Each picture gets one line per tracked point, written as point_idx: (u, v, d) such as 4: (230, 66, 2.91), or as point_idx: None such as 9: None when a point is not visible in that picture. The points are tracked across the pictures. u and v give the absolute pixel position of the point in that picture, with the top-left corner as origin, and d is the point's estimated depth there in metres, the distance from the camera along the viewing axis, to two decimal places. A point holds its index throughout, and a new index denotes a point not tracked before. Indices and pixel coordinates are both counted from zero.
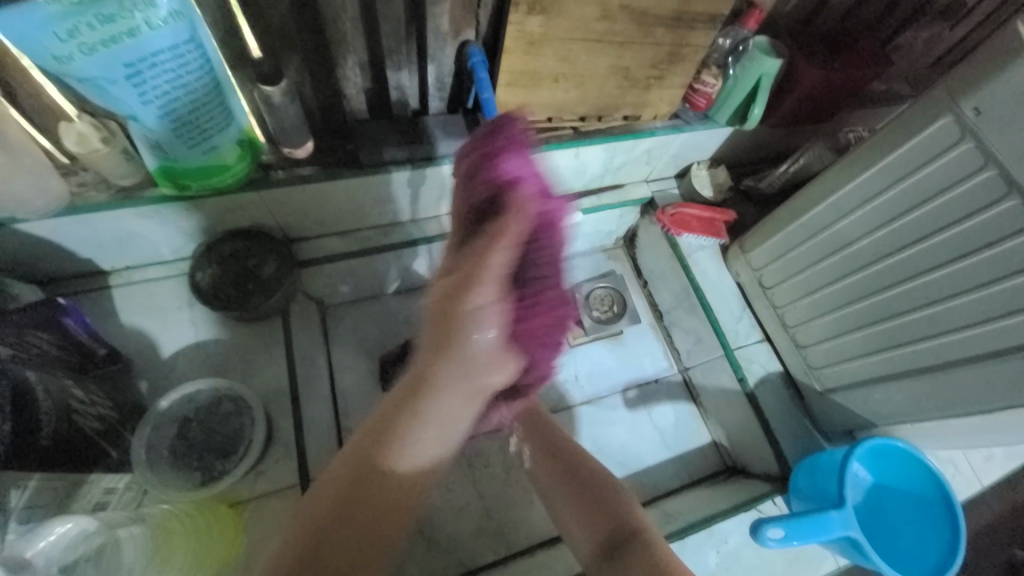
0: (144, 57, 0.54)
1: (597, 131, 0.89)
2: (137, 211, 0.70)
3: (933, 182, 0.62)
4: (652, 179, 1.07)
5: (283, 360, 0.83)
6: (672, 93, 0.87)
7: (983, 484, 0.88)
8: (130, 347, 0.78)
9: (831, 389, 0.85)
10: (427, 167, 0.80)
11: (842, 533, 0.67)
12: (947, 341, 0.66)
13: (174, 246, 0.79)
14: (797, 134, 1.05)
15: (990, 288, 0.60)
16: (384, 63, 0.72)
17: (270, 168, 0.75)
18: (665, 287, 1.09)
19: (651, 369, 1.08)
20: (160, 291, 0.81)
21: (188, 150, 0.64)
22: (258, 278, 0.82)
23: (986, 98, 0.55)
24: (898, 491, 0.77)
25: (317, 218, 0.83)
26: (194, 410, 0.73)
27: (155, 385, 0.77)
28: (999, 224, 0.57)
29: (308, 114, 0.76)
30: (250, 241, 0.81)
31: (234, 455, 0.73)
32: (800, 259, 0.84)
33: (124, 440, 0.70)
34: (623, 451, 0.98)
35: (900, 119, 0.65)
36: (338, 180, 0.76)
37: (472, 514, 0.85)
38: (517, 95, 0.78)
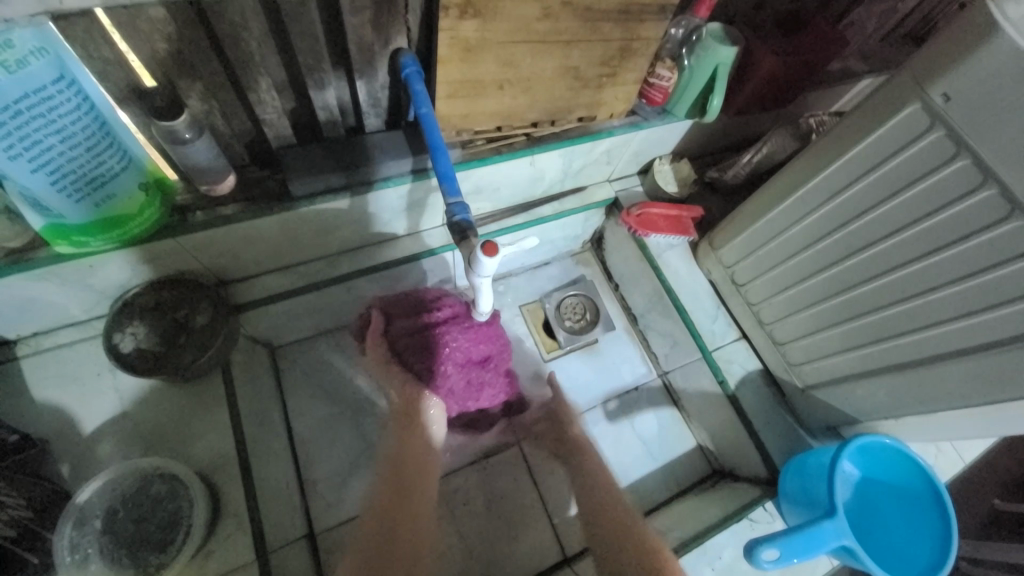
0: (5, 106, 0.45)
1: (551, 135, 0.83)
2: (29, 275, 0.60)
3: (904, 173, 0.59)
4: (614, 179, 1.02)
5: (229, 419, 0.75)
6: (627, 90, 0.82)
7: (967, 462, 0.88)
8: (46, 425, 0.69)
9: (812, 386, 0.83)
10: (371, 193, 0.73)
11: (836, 543, 0.65)
12: (927, 336, 0.64)
13: (86, 305, 0.70)
14: (758, 120, 1.01)
15: (967, 282, 0.57)
16: (306, 82, 0.64)
17: (187, 210, 0.66)
18: (637, 289, 1.05)
19: (630, 377, 1.05)
20: (76, 356, 0.72)
21: (77, 203, 0.56)
22: (190, 331, 0.74)
23: (955, 83, 0.51)
24: (884, 485, 0.76)
25: (252, 257, 0.75)
26: (122, 498, 0.65)
27: (80, 467, 0.69)
28: (974, 217, 0.54)
29: (225, 144, 0.67)
30: (179, 290, 0.73)
31: (171, 545, 0.64)
32: (772, 255, 0.81)
33: (45, 541, 0.61)
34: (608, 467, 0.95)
35: (866, 106, 0.61)
36: (266, 217, 0.68)
37: (455, 555, 0.82)
38: (461, 106, 0.72)
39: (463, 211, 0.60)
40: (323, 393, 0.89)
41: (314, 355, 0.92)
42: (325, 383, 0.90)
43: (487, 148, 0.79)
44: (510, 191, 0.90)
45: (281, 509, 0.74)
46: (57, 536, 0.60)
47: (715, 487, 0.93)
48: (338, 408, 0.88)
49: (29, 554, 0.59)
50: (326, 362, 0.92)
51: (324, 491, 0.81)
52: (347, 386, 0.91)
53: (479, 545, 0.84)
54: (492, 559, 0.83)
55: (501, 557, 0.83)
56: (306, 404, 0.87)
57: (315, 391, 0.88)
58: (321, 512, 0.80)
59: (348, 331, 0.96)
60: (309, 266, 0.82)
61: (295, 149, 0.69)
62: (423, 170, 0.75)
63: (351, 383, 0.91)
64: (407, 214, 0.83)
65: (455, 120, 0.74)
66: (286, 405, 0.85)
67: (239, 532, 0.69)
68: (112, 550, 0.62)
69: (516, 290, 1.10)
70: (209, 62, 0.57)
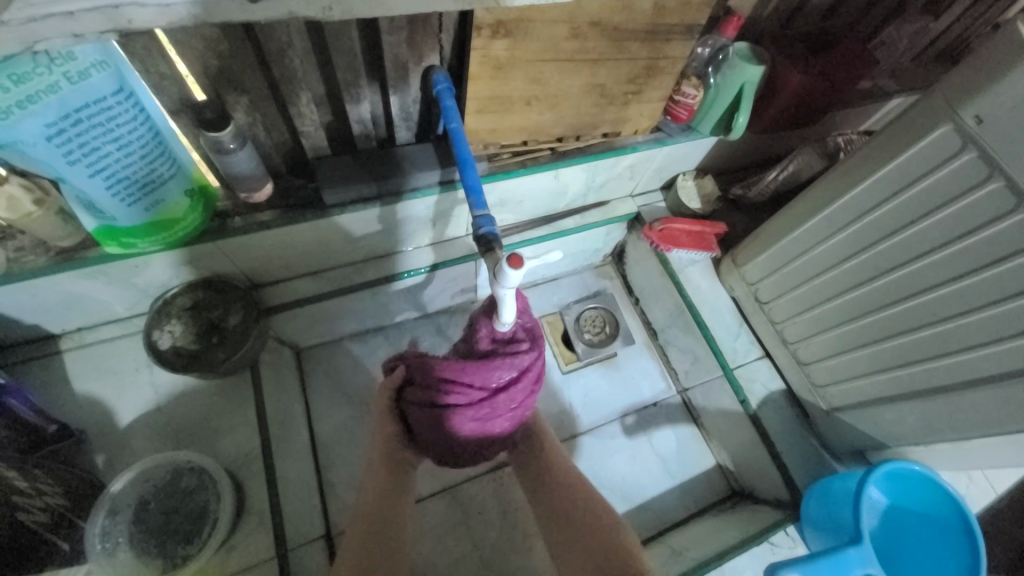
0: (66, 114, 0.49)
1: (575, 150, 0.85)
2: (79, 273, 0.64)
3: (935, 193, 0.58)
4: (636, 194, 1.03)
5: (254, 418, 0.78)
6: (652, 107, 0.83)
7: (999, 491, 0.85)
8: (85, 416, 0.72)
9: (837, 408, 0.81)
10: (399, 202, 0.76)
11: (861, 571, 0.63)
12: (959, 360, 0.62)
13: (128, 303, 0.74)
14: (784, 139, 1.01)
15: (1000, 306, 0.56)
16: (342, 97, 0.67)
17: (227, 216, 0.69)
18: (657, 304, 1.05)
19: (649, 393, 1.04)
20: (117, 351, 0.76)
21: (129, 207, 0.59)
22: (223, 331, 0.78)
23: (988, 105, 0.51)
24: (913, 515, 0.73)
25: (284, 262, 0.78)
26: (152, 489, 0.67)
27: (114, 458, 0.72)
28: (1008, 239, 0.53)
29: (264, 154, 0.71)
30: (214, 292, 0.76)
31: (197, 537, 0.66)
32: (797, 274, 0.80)
33: (78, 528, 0.64)
34: (624, 483, 0.94)
35: (896, 127, 0.61)
36: (300, 223, 0.71)
37: (468, 564, 0.82)
38: (489, 121, 0.74)
39: (488, 223, 0.61)
40: (345, 396, 0.91)
41: (338, 358, 0.94)
42: (347, 386, 0.92)
43: (512, 162, 0.81)
44: (534, 204, 0.91)
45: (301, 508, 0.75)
46: (89, 524, 0.63)
47: (734, 508, 0.91)
48: (358, 411, 0.90)
49: (59, 540, 0.62)
50: (349, 365, 0.94)
51: (342, 493, 0.83)
52: (367, 390, 0.92)
53: (492, 555, 0.84)
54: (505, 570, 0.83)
55: (514, 568, 0.83)
56: (327, 406, 0.89)
57: (336, 394, 0.91)
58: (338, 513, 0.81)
59: (371, 336, 0.98)
60: (337, 272, 0.85)
61: (329, 159, 0.72)
62: (450, 182, 0.77)
63: (372, 387, 0.93)
64: (433, 224, 0.85)
65: (482, 135, 0.76)
66: (308, 407, 0.88)
67: (261, 528, 0.71)
68: (141, 540, 0.64)
69: (537, 301, 1.11)
70: (255, 78, 0.60)
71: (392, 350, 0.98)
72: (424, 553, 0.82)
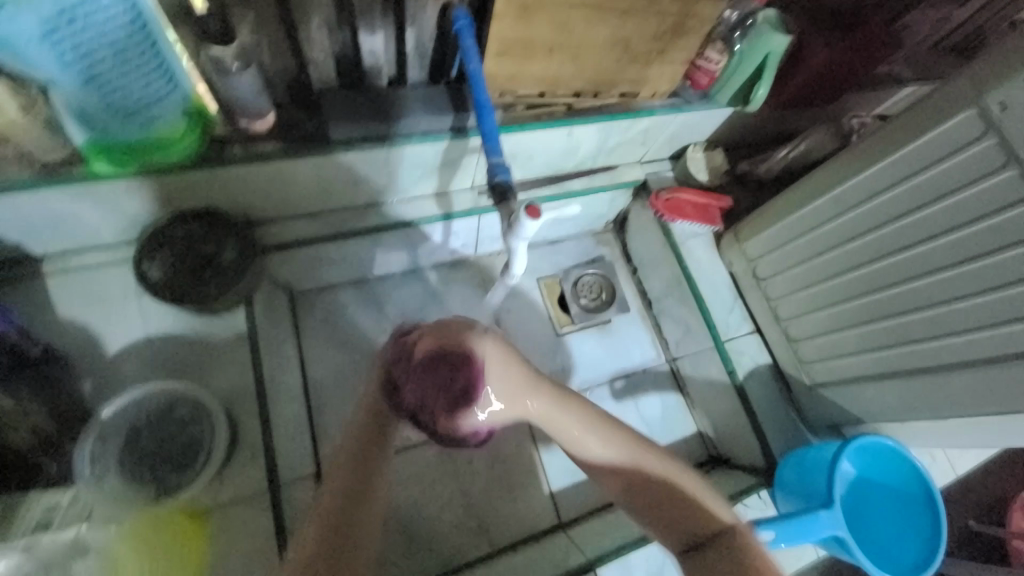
0: (61, 10, 0.45)
1: (592, 108, 0.82)
2: (68, 190, 0.61)
3: (949, 178, 0.59)
4: (646, 161, 1.01)
5: (247, 357, 0.76)
6: (675, 69, 0.80)
7: (958, 472, 0.90)
8: (68, 342, 0.70)
9: (820, 384, 0.84)
10: (408, 146, 0.73)
11: (830, 533, 0.68)
12: (946, 343, 0.65)
13: (115, 229, 0.70)
14: (797, 117, 1.00)
15: (995, 293, 0.58)
16: (356, 24, 0.63)
17: (225, 143, 0.66)
18: (655, 274, 1.05)
19: (639, 359, 1.06)
20: (101, 278, 0.72)
21: (121, 120, 0.56)
22: (217, 266, 0.73)
23: (1015, 90, 0.52)
24: (878, 485, 0.77)
25: (283, 199, 0.75)
26: (144, 416, 0.66)
27: (101, 386, 0.70)
28: (1015, 227, 0.54)
29: (268, 80, 0.66)
30: (205, 223, 0.72)
31: (190, 467, 0.67)
32: (799, 252, 0.81)
33: (65, 451, 0.63)
34: None
35: (919, 108, 0.61)
36: (304, 158, 0.68)
37: (455, 509, 0.85)
38: (508, 67, 0.70)
39: (504, 172, 0.60)
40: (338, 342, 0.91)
41: (332, 303, 0.93)
42: (341, 333, 0.91)
43: (527, 115, 0.79)
44: (543, 161, 0.89)
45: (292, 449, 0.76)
46: (78, 449, 0.62)
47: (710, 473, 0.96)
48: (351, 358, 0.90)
49: (48, 461, 0.61)
50: (343, 311, 0.94)
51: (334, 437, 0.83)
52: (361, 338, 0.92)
53: (479, 504, 0.86)
54: (490, 517, 0.86)
55: (499, 517, 0.86)
56: (321, 351, 0.89)
57: (329, 339, 0.90)
58: None
59: (367, 283, 0.97)
60: (336, 215, 0.82)
61: (337, 93, 0.69)
62: (462, 129, 0.74)
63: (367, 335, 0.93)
64: (439, 172, 0.82)
65: (500, 81, 0.72)
66: (301, 351, 0.87)
67: (252, 464, 0.71)
68: (131, 467, 0.64)
69: (535, 263, 1.10)
70: None
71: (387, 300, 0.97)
72: (413, 497, 0.84)
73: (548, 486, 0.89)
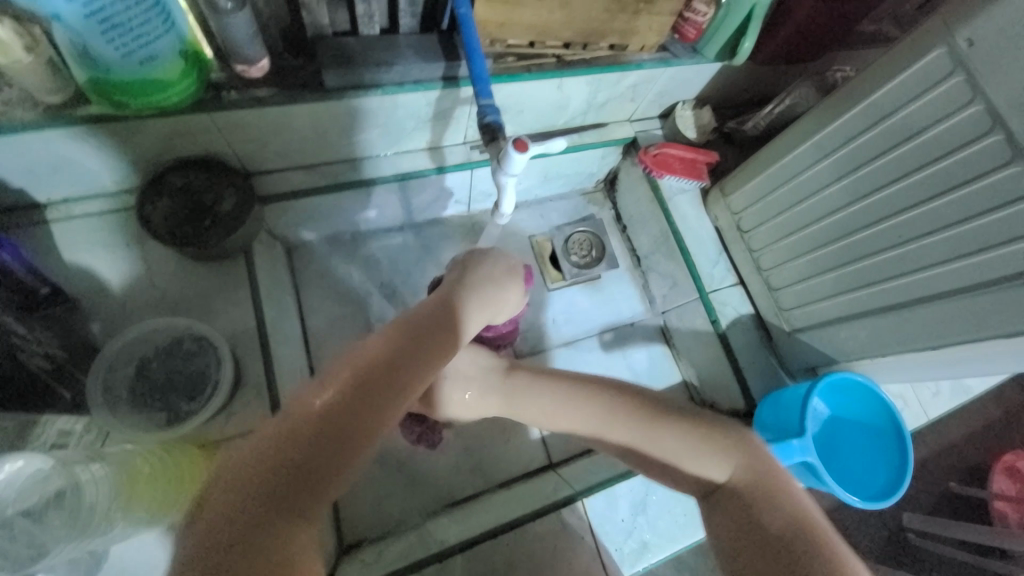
0: None
1: (581, 61, 0.84)
2: (71, 131, 0.62)
3: (920, 118, 0.62)
4: (635, 119, 1.03)
5: (249, 300, 0.79)
6: (663, 21, 0.81)
7: (929, 417, 0.95)
8: (76, 286, 0.72)
9: (798, 329, 0.88)
10: (399, 94, 0.74)
11: (800, 459, 0.74)
12: (915, 279, 0.68)
13: (117, 176, 0.72)
14: (782, 75, 1.02)
15: (959, 227, 0.61)
16: None
17: (221, 89, 0.67)
18: (644, 231, 1.08)
19: (627, 313, 1.10)
20: (103, 225, 0.74)
21: (122, 59, 0.57)
22: (216, 215, 0.76)
23: (980, 28, 0.54)
24: (850, 422, 0.83)
25: (279, 149, 0.77)
26: (154, 350, 0.70)
27: (109, 326, 0.73)
28: (981, 160, 0.57)
29: (262, 27, 0.68)
30: (206, 172, 0.75)
31: (201, 395, 0.70)
32: (780, 201, 0.84)
33: (78, 380, 0.67)
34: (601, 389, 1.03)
35: (896, 51, 0.63)
36: (299, 103, 0.70)
37: (451, 451, 0.90)
38: (499, 14, 0.72)
39: (494, 112, 0.62)
40: (335, 294, 0.94)
41: (328, 258, 0.96)
42: (338, 286, 0.95)
43: (517, 66, 0.80)
44: (534, 117, 0.92)
45: None
46: (91, 379, 0.66)
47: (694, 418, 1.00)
48: (349, 309, 0.94)
49: (61, 388, 0.65)
50: (340, 266, 0.96)
51: None
52: (358, 291, 0.96)
53: (473, 445, 0.91)
54: (484, 458, 0.91)
55: (492, 456, 0.91)
56: (320, 302, 0.92)
57: (327, 291, 0.94)
58: None
59: (363, 239, 0.99)
60: (332, 167, 0.85)
61: (330, 40, 0.70)
62: (454, 78, 0.76)
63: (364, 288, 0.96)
64: (432, 124, 0.84)
65: (491, 29, 0.74)
66: (300, 302, 0.90)
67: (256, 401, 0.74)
68: (142, 396, 0.68)
69: (527, 221, 1.12)
70: None
71: (383, 255, 1.00)
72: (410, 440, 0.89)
73: (539, 433, 0.94)
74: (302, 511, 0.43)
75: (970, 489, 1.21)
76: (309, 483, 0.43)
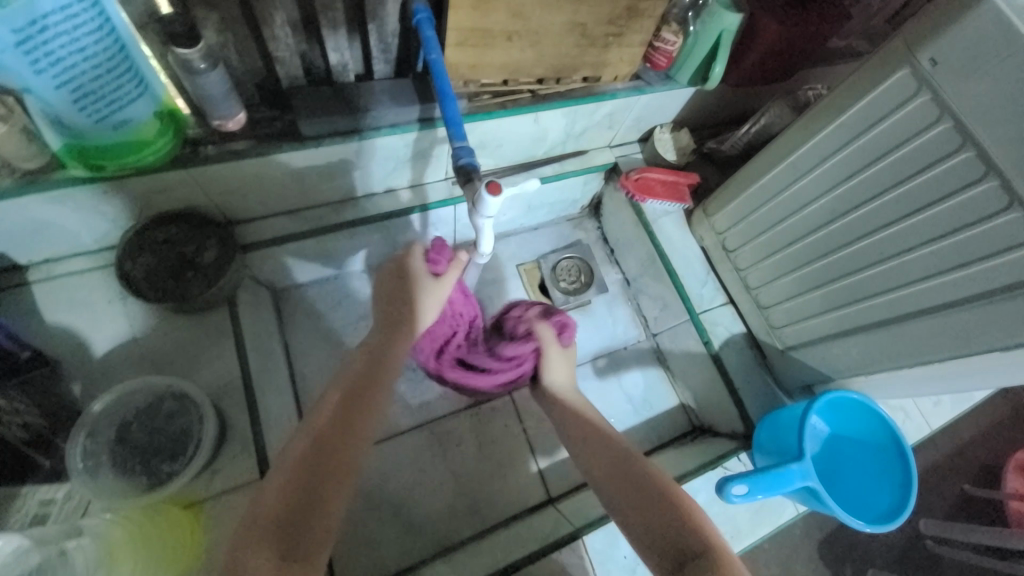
0: (32, 20, 0.47)
1: (556, 94, 0.85)
2: (48, 196, 0.62)
3: (890, 138, 0.62)
4: (615, 145, 1.04)
5: (235, 349, 0.79)
6: (633, 52, 0.83)
7: (932, 427, 0.93)
8: (58, 347, 0.72)
9: (791, 346, 0.87)
10: (377, 138, 0.75)
11: (801, 483, 0.70)
12: (901, 295, 0.68)
13: (96, 235, 0.72)
14: (757, 95, 1.03)
15: (939, 243, 0.61)
16: (318, 21, 0.65)
17: (199, 144, 0.68)
18: (632, 254, 1.09)
19: (620, 337, 1.10)
20: (85, 284, 0.74)
21: (95, 124, 0.57)
22: (198, 266, 0.75)
23: (941, 49, 0.54)
24: (852, 440, 0.82)
25: (260, 198, 0.78)
26: (135, 412, 0.70)
27: (91, 387, 0.72)
28: (954, 177, 0.57)
29: (236, 82, 0.69)
30: (188, 227, 0.75)
31: (182, 456, 0.69)
32: (761, 221, 0.84)
33: (57, 447, 0.67)
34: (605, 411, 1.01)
35: (860, 72, 0.64)
36: (276, 153, 0.70)
37: (447, 491, 0.88)
38: (470, 56, 0.73)
39: (468, 154, 0.62)
40: (325, 335, 0.94)
41: (316, 299, 0.96)
42: (327, 327, 0.95)
43: (493, 103, 0.81)
44: (514, 148, 0.92)
45: None
46: (71, 444, 0.65)
47: (694, 441, 0.99)
48: (338, 350, 0.93)
49: (40, 458, 0.65)
50: (328, 307, 0.96)
51: None
52: (347, 331, 0.95)
53: (469, 483, 0.89)
54: (482, 496, 0.89)
55: (490, 493, 0.89)
56: (309, 346, 0.92)
57: (316, 334, 0.93)
58: None
59: (351, 278, 0.99)
60: (315, 211, 0.85)
61: (306, 90, 0.71)
62: (430, 119, 0.77)
63: (353, 328, 0.96)
64: (412, 164, 0.85)
65: (463, 70, 0.75)
66: (288, 346, 0.90)
67: (242, 455, 0.73)
68: (124, 460, 0.67)
69: (514, 250, 1.13)
70: None
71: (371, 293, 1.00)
72: (405, 482, 0.87)
73: (537, 465, 0.92)
74: (306, 542, 0.51)
75: (982, 490, 1.18)
76: (304, 516, 0.52)
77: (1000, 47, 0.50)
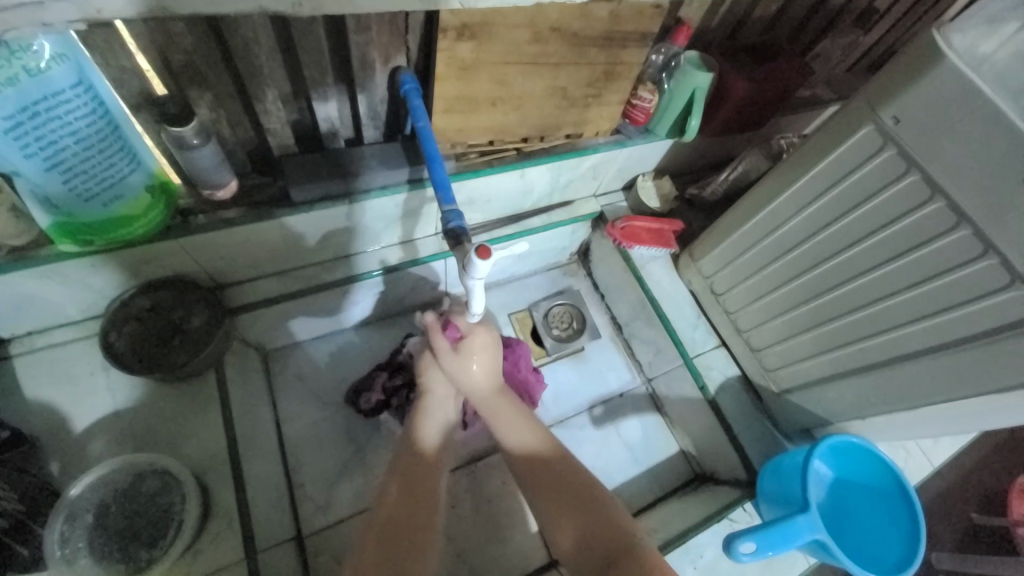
0: (24, 106, 0.48)
1: (541, 151, 0.88)
2: (32, 272, 0.62)
3: (862, 187, 0.65)
4: (600, 194, 1.07)
5: (220, 421, 0.78)
6: (612, 110, 0.87)
7: (933, 465, 0.93)
8: (36, 425, 0.70)
9: (787, 390, 0.87)
10: (366, 201, 0.76)
11: (810, 537, 0.68)
12: (889, 338, 0.69)
13: (82, 306, 0.71)
14: (733, 142, 1.07)
15: (921, 288, 0.63)
16: (309, 94, 0.68)
17: (190, 213, 0.68)
18: (622, 299, 1.10)
19: (616, 384, 1.09)
20: (69, 356, 0.73)
21: (85, 203, 0.58)
22: (185, 332, 0.76)
23: (903, 107, 0.58)
24: (858, 486, 0.81)
25: (250, 262, 0.78)
26: (115, 492, 0.68)
27: (70, 465, 0.71)
28: (930, 225, 0.59)
29: (229, 153, 0.70)
30: (174, 292, 0.74)
31: (164, 538, 0.68)
32: (748, 265, 0.85)
33: (36, 534, 0.64)
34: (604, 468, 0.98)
35: (827, 127, 0.67)
36: (267, 220, 0.71)
37: (443, 558, 0.84)
38: (456, 121, 0.76)
39: (457, 218, 0.63)
40: (315, 396, 0.92)
41: (305, 357, 0.94)
42: (316, 387, 0.93)
43: (479, 161, 0.84)
44: (501, 203, 0.94)
45: (273, 510, 0.76)
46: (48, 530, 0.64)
47: (697, 490, 0.97)
48: (328, 411, 0.91)
49: (18, 545, 0.62)
50: (318, 367, 0.95)
51: (314, 493, 0.83)
52: (338, 389, 0.94)
53: (466, 548, 0.85)
54: (481, 561, 0.85)
55: (488, 557, 0.85)
56: (298, 407, 0.90)
57: (305, 394, 0.91)
58: (311, 514, 0.81)
59: (342, 335, 0.99)
60: (306, 271, 0.84)
61: (297, 157, 0.72)
62: (418, 180, 0.78)
63: (344, 387, 0.94)
64: (401, 222, 0.85)
65: (449, 134, 0.78)
66: (277, 408, 0.87)
67: (230, 529, 0.72)
68: (102, 545, 0.66)
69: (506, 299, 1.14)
70: (219, 73, 0.61)
71: (362, 349, 0.99)
72: None
73: (537, 523, 0.89)
74: None
75: (989, 519, 1.16)
76: None
77: (958, 104, 0.54)
